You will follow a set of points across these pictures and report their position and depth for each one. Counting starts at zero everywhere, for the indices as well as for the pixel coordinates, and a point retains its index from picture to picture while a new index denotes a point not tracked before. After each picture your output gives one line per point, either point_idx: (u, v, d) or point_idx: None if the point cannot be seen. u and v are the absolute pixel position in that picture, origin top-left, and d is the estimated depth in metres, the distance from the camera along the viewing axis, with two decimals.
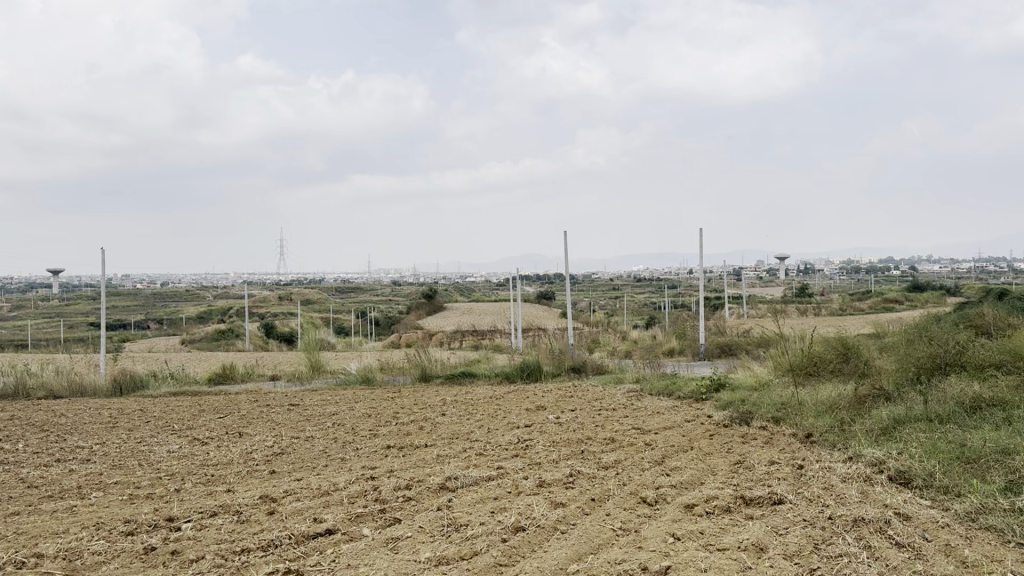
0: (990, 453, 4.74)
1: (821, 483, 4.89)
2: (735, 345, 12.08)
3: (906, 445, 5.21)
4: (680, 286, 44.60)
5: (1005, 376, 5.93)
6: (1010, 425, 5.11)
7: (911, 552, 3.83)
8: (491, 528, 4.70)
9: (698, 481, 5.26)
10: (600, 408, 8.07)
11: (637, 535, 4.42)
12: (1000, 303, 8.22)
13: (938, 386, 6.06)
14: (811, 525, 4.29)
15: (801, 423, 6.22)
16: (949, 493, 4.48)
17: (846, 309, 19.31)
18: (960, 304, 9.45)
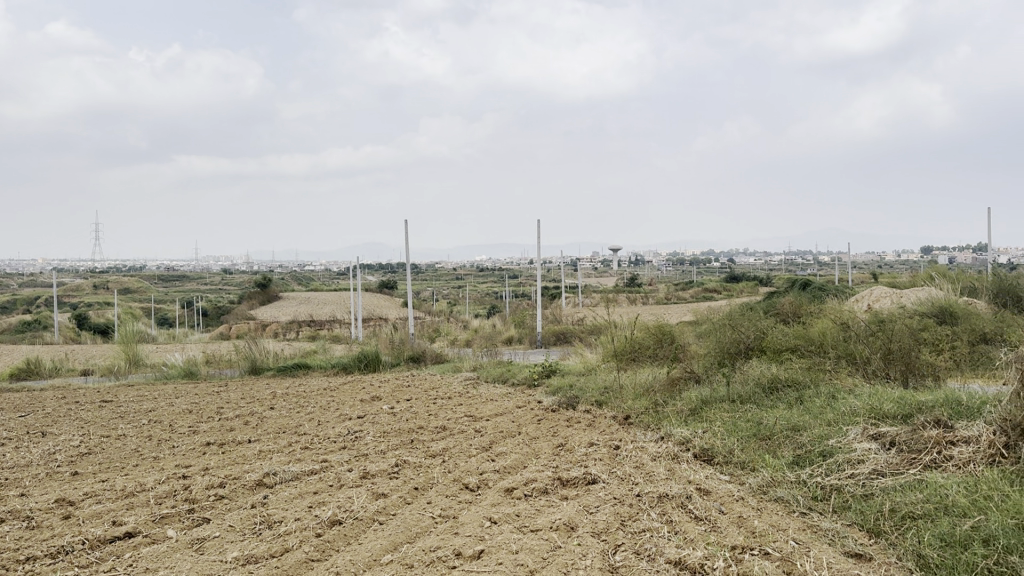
0: (782, 430, 5.10)
1: (633, 462, 5.09)
2: (569, 333, 12.42)
3: (711, 424, 5.54)
4: (523, 276, 45.42)
5: (799, 359, 6.43)
6: (801, 403, 5.53)
7: (707, 525, 4.05)
8: (306, 522, 4.54)
9: (521, 465, 5.31)
10: (434, 396, 8.03)
11: (455, 521, 4.39)
12: (801, 293, 8.92)
13: (743, 369, 6.48)
14: (620, 502, 4.44)
15: (620, 406, 6.46)
16: (745, 468, 4.79)
17: (673, 298, 20.30)
18: (768, 294, 10.18)
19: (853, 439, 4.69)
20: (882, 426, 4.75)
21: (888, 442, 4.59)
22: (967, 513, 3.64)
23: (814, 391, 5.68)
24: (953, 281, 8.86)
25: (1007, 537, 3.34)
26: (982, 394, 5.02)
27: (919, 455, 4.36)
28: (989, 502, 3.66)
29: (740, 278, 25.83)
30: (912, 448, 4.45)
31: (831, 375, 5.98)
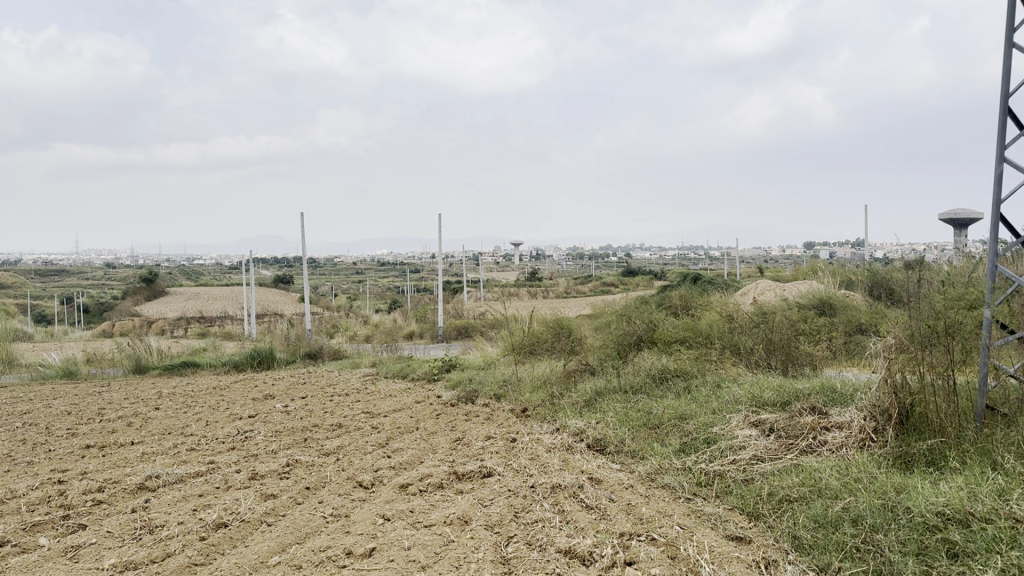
0: (670, 419, 5.27)
1: (528, 454, 5.12)
2: (470, 327, 12.43)
3: (604, 414, 5.66)
4: (425, 271, 45.17)
5: (688, 350, 6.65)
6: (688, 393, 5.72)
7: (597, 514, 4.12)
8: (190, 526, 4.37)
9: (417, 460, 5.26)
10: (331, 393, 7.88)
11: (347, 519, 4.32)
12: (692, 286, 9.22)
13: (635, 360, 6.65)
14: (514, 494, 4.45)
15: (517, 399, 6.51)
16: (635, 456, 4.91)
17: (572, 292, 20.58)
18: (662, 287, 10.48)
19: (735, 427, 4.89)
20: (763, 414, 4.97)
21: (768, 429, 4.80)
22: (838, 494, 3.84)
23: (701, 381, 5.89)
24: (832, 274, 9.34)
25: (873, 517, 3.55)
26: (854, 382, 5.31)
27: (796, 440, 4.58)
28: (858, 484, 3.87)
29: (636, 271, 26.40)
30: (790, 434, 4.66)
31: (717, 365, 6.21)
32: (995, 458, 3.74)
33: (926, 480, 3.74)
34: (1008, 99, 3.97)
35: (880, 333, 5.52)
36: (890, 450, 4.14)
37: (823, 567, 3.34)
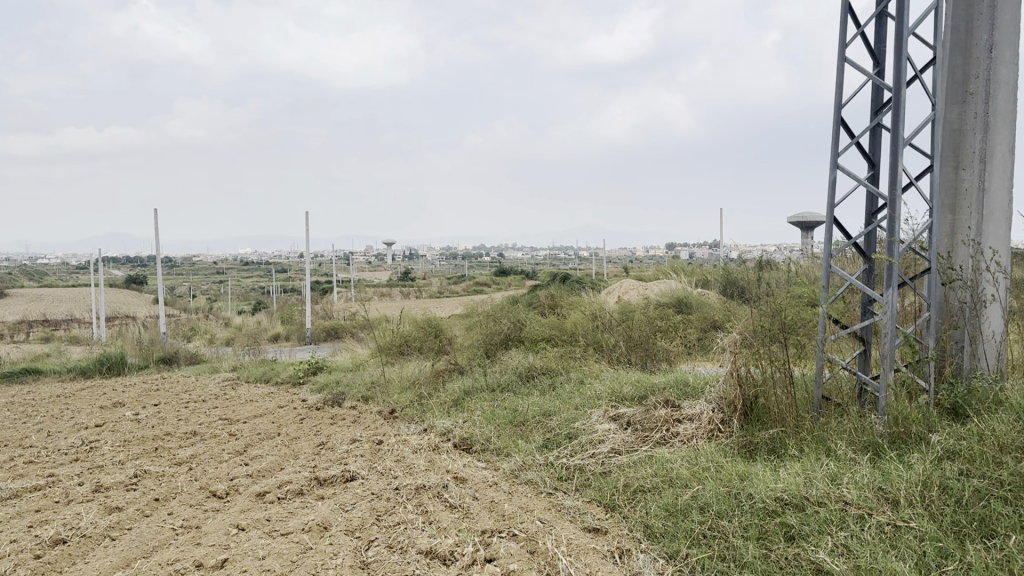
0: (534, 416, 5.34)
1: (393, 456, 5.01)
2: (339, 329, 12.18)
3: (471, 413, 5.66)
4: (296, 271, 43.97)
5: (554, 348, 6.77)
6: (553, 390, 5.83)
7: (460, 513, 4.05)
8: (23, 545, 4.05)
9: (277, 467, 5.08)
10: (188, 400, 7.51)
11: (198, 531, 4.12)
12: (560, 286, 9.41)
13: (502, 360, 6.71)
14: (376, 497, 4.34)
15: (384, 401, 6.41)
16: (500, 454, 4.92)
17: (445, 292, 20.54)
18: (532, 287, 10.63)
19: (596, 422, 5.03)
20: (621, 408, 5.13)
21: (626, 422, 4.97)
22: (688, 484, 4.01)
23: (565, 378, 6.02)
24: (691, 274, 9.77)
25: (718, 504, 3.72)
26: (705, 376, 5.58)
27: (652, 432, 4.76)
28: (706, 473, 4.06)
29: (506, 271, 26.63)
30: (645, 427, 4.85)
31: (581, 362, 6.36)
32: (828, 445, 4.00)
33: (767, 468, 3.97)
34: (841, 109, 4.24)
35: (730, 329, 5.82)
36: (737, 440, 4.36)
37: (672, 554, 3.47)
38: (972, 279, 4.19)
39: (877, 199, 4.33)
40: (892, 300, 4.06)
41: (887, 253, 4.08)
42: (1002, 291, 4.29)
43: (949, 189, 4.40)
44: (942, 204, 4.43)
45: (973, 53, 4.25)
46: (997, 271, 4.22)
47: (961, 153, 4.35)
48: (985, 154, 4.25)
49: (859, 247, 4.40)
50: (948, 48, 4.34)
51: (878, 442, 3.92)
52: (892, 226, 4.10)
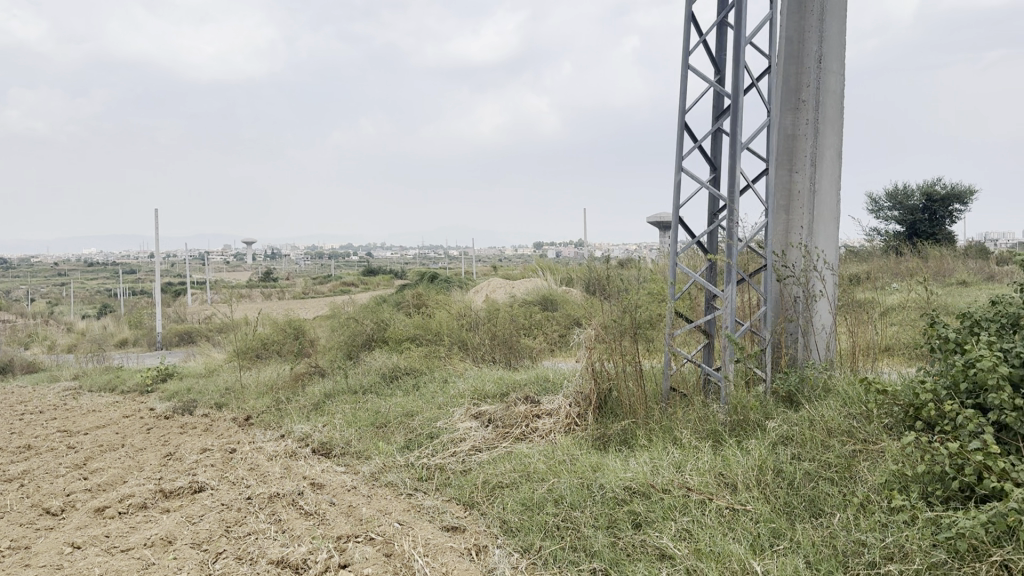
0: (396, 417, 5.29)
1: (247, 464, 4.84)
2: (193, 332, 11.61)
3: (331, 417, 5.55)
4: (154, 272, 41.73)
5: (418, 347, 6.73)
6: (415, 390, 5.80)
7: (315, 519, 3.95)
8: None
9: (120, 480, 4.80)
10: (22, 411, 6.96)
11: (27, 552, 3.82)
12: (427, 285, 9.37)
13: (365, 361, 6.61)
14: (227, 508, 4.18)
15: (240, 407, 6.17)
16: (360, 457, 4.82)
17: (308, 293, 20.02)
18: (398, 286, 10.53)
19: (457, 420, 5.04)
20: (483, 406, 5.18)
21: (487, 420, 5.01)
22: (545, 477, 4.08)
23: (429, 377, 6.00)
24: (555, 272, 9.97)
25: (571, 496, 3.81)
26: (565, 372, 5.71)
27: (512, 429, 4.82)
28: (562, 467, 4.14)
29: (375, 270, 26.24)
30: (506, 423, 4.90)
31: (445, 361, 6.36)
32: (675, 434, 4.18)
33: (618, 459, 4.10)
34: (685, 114, 4.43)
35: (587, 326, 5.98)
36: (591, 433, 4.48)
37: (526, 548, 3.51)
38: (804, 275, 4.49)
39: (719, 200, 4.56)
40: (732, 295, 4.30)
41: (727, 251, 4.31)
42: (830, 286, 4.63)
43: (784, 191, 4.68)
44: (778, 205, 4.71)
45: (804, 63, 4.53)
46: (825, 268, 4.55)
47: (795, 156, 4.63)
48: (816, 158, 4.54)
49: (702, 245, 4.63)
50: (783, 58, 4.60)
51: (719, 430, 4.13)
52: (732, 226, 4.33)
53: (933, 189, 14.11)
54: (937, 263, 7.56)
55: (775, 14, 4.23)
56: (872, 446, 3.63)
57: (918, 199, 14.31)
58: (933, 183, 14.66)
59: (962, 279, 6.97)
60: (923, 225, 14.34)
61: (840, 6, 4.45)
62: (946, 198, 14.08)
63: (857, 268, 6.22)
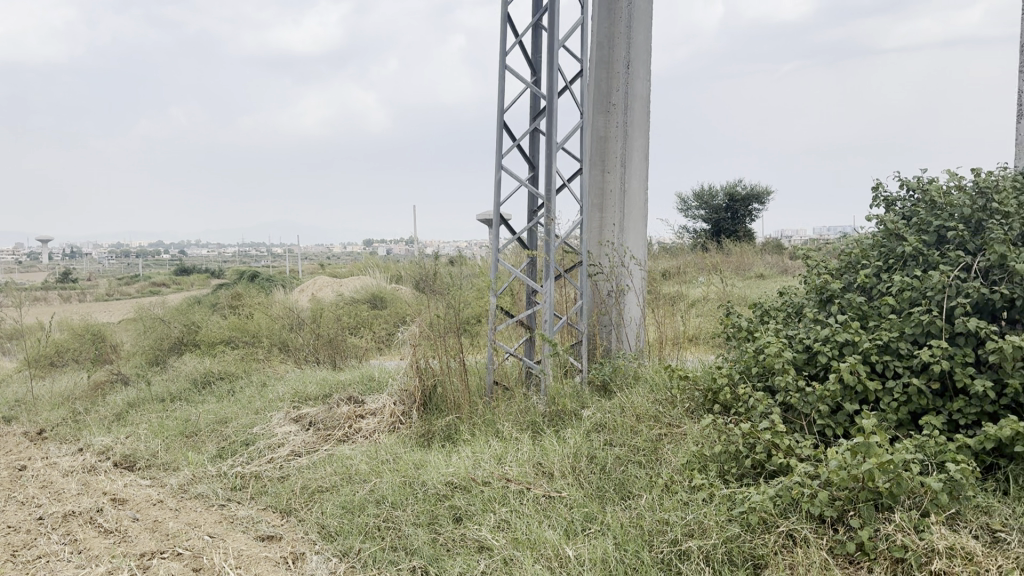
0: (208, 425, 5.04)
1: (38, 482, 4.42)
2: None
3: (136, 427, 5.19)
4: None
5: (233, 350, 6.44)
6: (231, 395, 5.54)
7: (117, 536, 3.67)
8: None
9: None
10: None
11: None
12: (246, 285, 8.98)
13: (175, 366, 6.24)
14: (14, 531, 3.80)
15: (31, 420, 5.64)
16: (168, 468, 4.54)
17: (116, 294, 18.63)
18: (215, 286, 10.04)
19: (275, 425, 4.86)
20: (302, 409, 5.04)
21: (307, 423, 4.88)
22: (366, 478, 4.02)
23: (245, 382, 5.75)
24: (379, 271, 9.86)
25: (392, 495, 3.77)
26: (390, 370, 5.67)
27: (333, 431, 4.72)
28: (384, 466, 4.10)
29: (192, 270, 24.78)
30: (327, 426, 4.80)
31: (263, 364, 6.13)
32: (496, 427, 4.26)
33: (440, 455, 4.11)
34: (503, 113, 4.48)
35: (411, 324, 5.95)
36: (415, 429, 4.46)
37: (345, 551, 3.43)
38: (614, 270, 4.72)
39: (537, 198, 4.67)
40: (550, 290, 4.43)
41: (545, 248, 4.43)
42: (639, 280, 4.90)
43: (597, 190, 4.88)
44: (592, 203, 4.91)
45: (614, 69, 4.73)
46: (634, 263, 4.81)
47: (607, 157, 4.83)
48: (625, 159, 4.78)
49: (521, 242, 4.73)
50: (594, 62, 4.77)
51: (538, 421, 4.25)
52: (549, 224, 4.45)
53: (735, 190, 15.24)
54: (739, 258, 8.17)
55: (586, 20, 4.36)
56: (676, 430, 3.87)
57: (721, 199, 15.40)
58: (735, 184, 15.83)
59: (759, 273, 7.59)
60: (727, 223, 15.48)
61: (644, 15, 4.69)
62: (747, 198, 15.28)
63: (666, 263, 6.62)
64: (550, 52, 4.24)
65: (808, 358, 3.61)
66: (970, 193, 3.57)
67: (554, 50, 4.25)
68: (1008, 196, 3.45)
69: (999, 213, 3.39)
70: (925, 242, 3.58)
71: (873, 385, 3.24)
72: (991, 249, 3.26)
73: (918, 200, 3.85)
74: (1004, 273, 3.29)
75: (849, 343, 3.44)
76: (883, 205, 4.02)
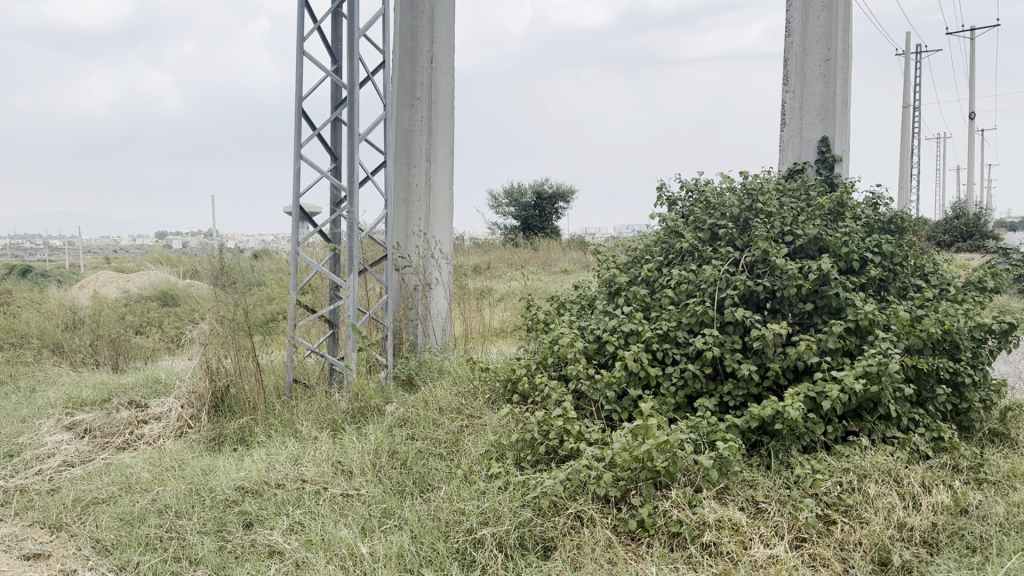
0: None
1: None
2: None
3: None
4: None
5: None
6: None
7: None
8: None
9: None
10: None
11: None
12: (14, 280, 8.13)
13: None
14: None
15: None
16: None
17: None
18: None
19: (45, 434, 4.42)
20: (77, 415, 4.62)
21: (83, 430, 4.47)
22: (148, 487, 3.74)
23: (11, 387, 5.18)
24: (172, 269, 9.26)
25: (177, 503, 3.53)
26: (180, 371, 5.34)
27: (112, 438, 4.37)
28: (169, 473, 3.84)
29: None
30: (106, 433, 4.43)
31: (33, 367, 5.56)
32: (294, 428, 4.11)
33: (232, 458, 3.91)
34: (303, 101, 4.32)
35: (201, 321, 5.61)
36: (205, 434, 4.22)
37: (122, 565, 3.15)
38: (420, 264, 4.71)
39: (339, 190, 4.55)
40: (353, 284, 4.33)
41: (348, 241, 4.32)
42: (445, 274, 4.92)
43: (402, 184, 4.84)
44: (397, 197, 4.86)
45: (417, 62, 4.72)
46: (440, 257, 4.83)
47: (412, 151, 4.81)
48: (431, 153, 4.77)
49: (323, 235, 4.59)
50: (398, 54, 4.72)
51: (338, 419, 4.14)
52: (352, 217, 4.34)
53: (542, 188, 15.81)
54: (545, 254, 8.46)
55: (387, 10, 4.30)
56: (476, 421, 3.93)
57: (530, 197, 15.90)
58: (542, 183, 16.39)
59: (563, 269, 7.89)
60: (535, 221, 15.99)
61: (446, 11, 4.71)
62: (553, 196, 15.89)
63: (474, 259, 6.72)
64: (351, 40, 4.14)
65: (598, 348, 3.78)
66: (740, 194, 3.90)
67: (355, 39, 4.15)
68: (770, 197, 3.80)
69: (763, 213, 3.72)
70: (701, 238, 3.86)
71: (654, 371, 3.44)
72: (756, 245, 3.57)
73: (696, 201, 4.16)
74: (766, 267, 3.62)
75: (634, 333, 3.64)
76: (666, 204, 4.29)
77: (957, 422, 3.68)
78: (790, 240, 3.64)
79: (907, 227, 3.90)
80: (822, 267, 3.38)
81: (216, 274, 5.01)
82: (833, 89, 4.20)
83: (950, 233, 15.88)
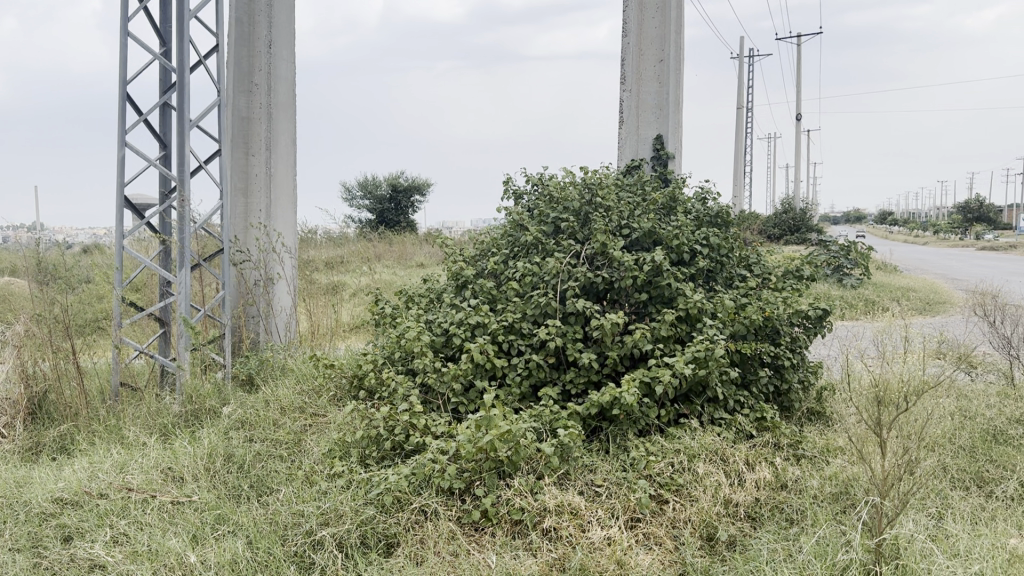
0: None
1: None
2: None
3: None
4: None
5: None
6: None
7: None
8: None
9: None
10: None
11: None
12: None
13: None
14: None
15: None
16: None
17: None
18: None
19: None
20: None
21: None
22: None
23: None
24: None
25: None
26: None
27: None
28: None
29: None
30: None
31: None
32: (121, 433, 3.88)
33: (49, 469, 3.64)
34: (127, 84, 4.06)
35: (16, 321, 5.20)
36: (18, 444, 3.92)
37: None
38: (261, 258, 4.56)
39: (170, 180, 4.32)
40: (186, 281, 4.13)
41: (179, 234, 4.11)
42: (288, 269, 4.80)
43: (240, 174, 4.65)
44: (236, 188, 4.67)
45: (255, 48, 4.55)
46: (282, 251, 4.70)
47: (250, 140, 4.63)
48: (270, 142, 4.61)
49: (152, 227, 4.34)
50: (234, 38, 4.53)
51: (169, 423, 3.94)
52: (183, 208, 4.13)
53: (397, 181, 15.70)
54: (399, 248, 8.41)
55: None
56: (320, 419, 3.86)
57: (385, 189, 15.73)
58: (398, 177, 16.26)
59: (418, 263, 7.87)
60: (391, 214, 15.82)
61: None
62: (409, 189, 15.81)
63: (324, 254, 6.58)
64: (180, 22, 3.93)
65: (445, 341, 3.77)
66: (581, 188, 4.02)
67: (184, 22, 3.95)
68: (608, 192, 3.93)
69: (602, 207, 3.84)
70: (545, 232, 3.94)
71: (500, 362, 3.47)
72: (595, 238, 3.68)
73: (541, 194, 4.24)
74: (605, 260, 3.75)
75: (481, 325, 3.65)
76: (513, 198, 4.35)
77: (779, 403, 3.93)
78: (628, 232, 3.77)
79: (731, 221, 4.14)
80: (655, 258, 3.53)
81: (35, 271, 4.65)
82: (666, 89, 4.39)
83: (780, 227, 16.98)
